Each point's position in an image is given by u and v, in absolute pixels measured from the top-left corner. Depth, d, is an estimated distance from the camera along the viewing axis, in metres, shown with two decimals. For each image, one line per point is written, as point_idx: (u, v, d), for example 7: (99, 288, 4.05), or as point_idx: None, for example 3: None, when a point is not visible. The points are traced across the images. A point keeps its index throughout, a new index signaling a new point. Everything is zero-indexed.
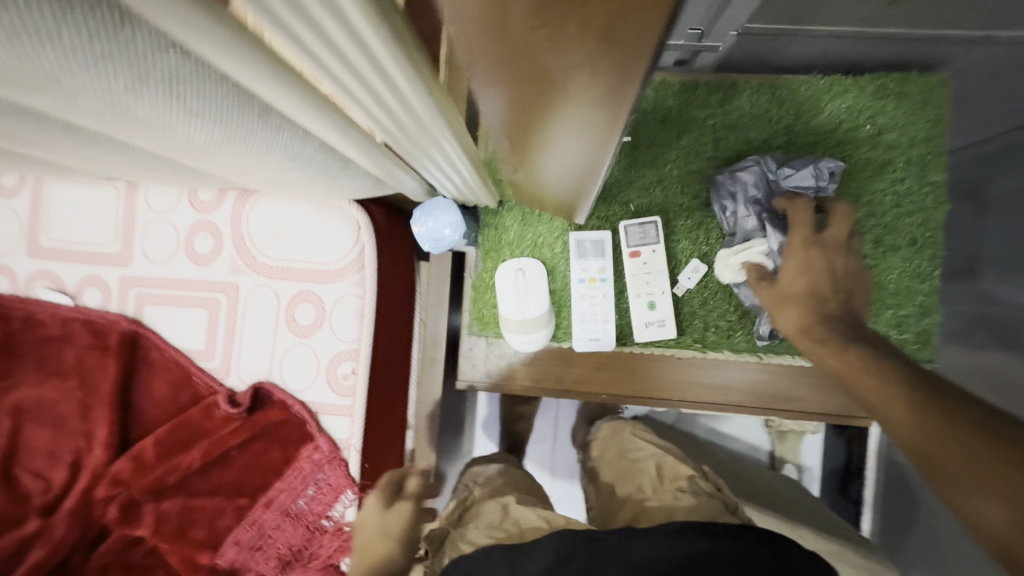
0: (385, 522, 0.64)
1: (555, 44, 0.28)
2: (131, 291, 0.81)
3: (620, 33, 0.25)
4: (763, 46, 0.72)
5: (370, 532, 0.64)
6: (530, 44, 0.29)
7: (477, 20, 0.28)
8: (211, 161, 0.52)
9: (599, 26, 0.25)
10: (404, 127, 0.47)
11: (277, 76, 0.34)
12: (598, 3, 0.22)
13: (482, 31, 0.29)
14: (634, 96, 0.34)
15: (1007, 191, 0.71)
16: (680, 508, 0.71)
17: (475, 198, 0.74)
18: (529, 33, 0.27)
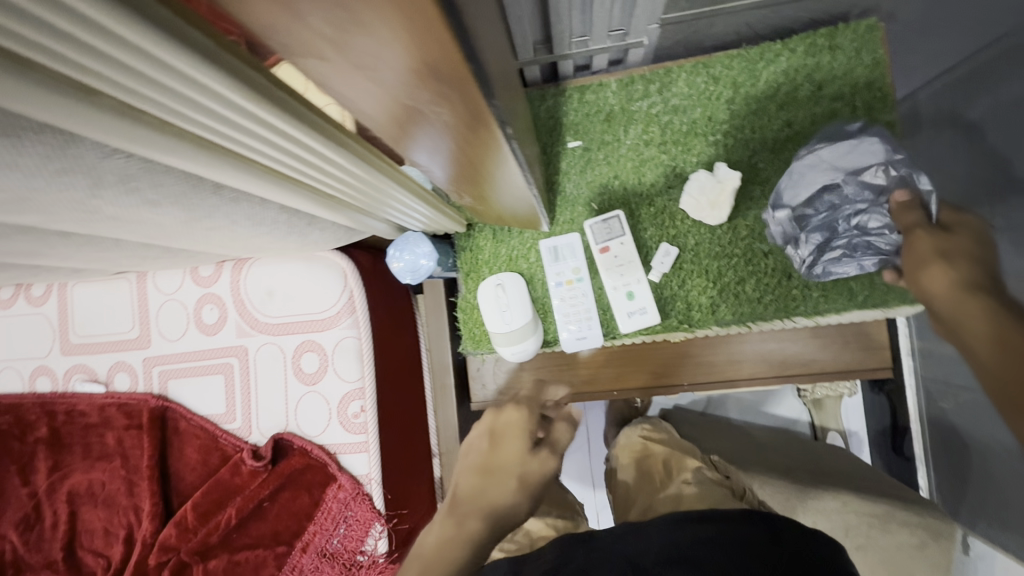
0: (528, 468, 0.48)
1: (404, 94, 0.31)
2: (154, 369, 0.88)
3: (439, 75, 0.28)
4: (688, 32, 0.76)
5: (503, 458, 0.49)
6: (388, 99, 0.32)
7: (337, 86, 0.31)
8: (191, 238, 0.58)
9: (419, 73, 0.28)
10: (338, 176, 0.51)
11: (214, 162, 0.40)
12: (401, 54, 0.25)
13: (346, 92, 0.32)
14: (498, 118, 0.36)
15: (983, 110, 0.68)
16: (687, 495, 0.71)
17: (442, 226, 0.78)
18: (382, 93, 0.31)
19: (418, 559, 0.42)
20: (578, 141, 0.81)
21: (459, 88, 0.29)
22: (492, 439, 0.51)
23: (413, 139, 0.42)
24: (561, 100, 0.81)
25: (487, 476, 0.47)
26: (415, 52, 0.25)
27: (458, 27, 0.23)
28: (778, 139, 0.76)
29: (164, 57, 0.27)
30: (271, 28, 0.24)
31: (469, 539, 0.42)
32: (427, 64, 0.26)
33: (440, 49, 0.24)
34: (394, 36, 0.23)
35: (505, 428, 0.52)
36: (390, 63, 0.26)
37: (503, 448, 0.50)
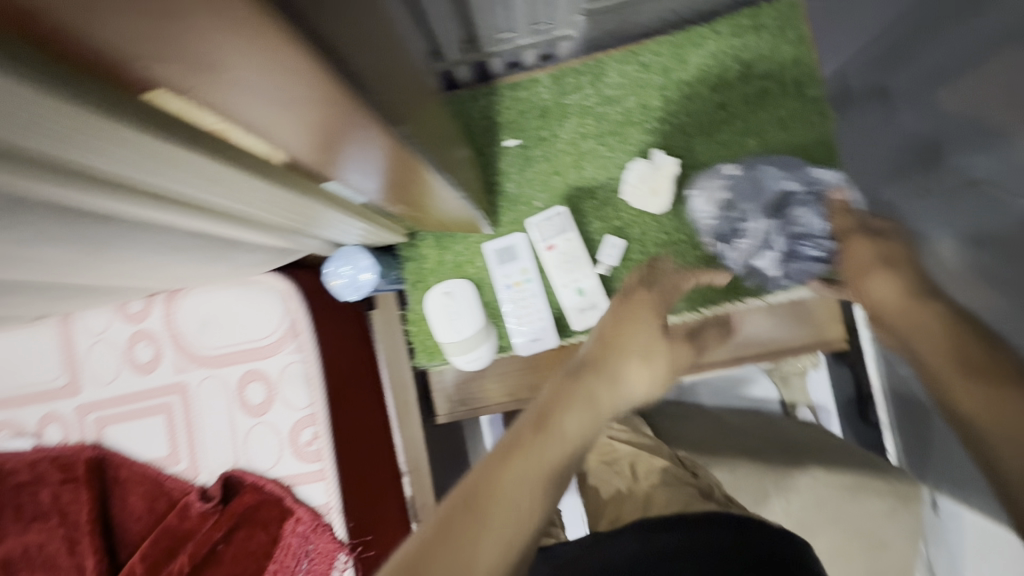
0: (653, 346, 0.60)
1: (311, 127, 0.28)
2: (88, 417, 0.82)
3: (347, 118, 0.26)
4: (616, 22, 0.74)
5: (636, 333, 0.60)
6: (294, 131, 0.30)
7: (241, 123, 0.29)
8: (97, 273, 0.54)
9: (327, 116, 0.26)
10: (256, 200, 0.48)
11: (95, 191, 0.36)
12: (304, 103, 0.23)
13: (250, 127, 0.29)
14: (404, 139, 0.34)
15: (908, 78, 0.59)
16: (654, 502, 0.72)
17: (383, 238, 0.75)
18: (290, 128, 0.28)
19: (511, 446, 0.41)
20: (515, 139, 0.79)
21: (360, 123, 0.27)
22: (631, 314, 0.63)
23: (325, 160, 0.39)
24: (494, 99, 0.80)
25: (585, 379, 0.51)
26: (320, 103, 0.23)
27: (349, 73, 0.21)
28: (712, 122, 0.76)
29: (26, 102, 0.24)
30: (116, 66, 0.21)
31: (567, 454, 0.42)
32: (335, 110, 0.24)
33: (334, 95, 0.22)
34: (279, 86, 0.21)
35: (629, 333, 0.60)
36: (291, 107, 0.24)
37: (626, 353, 0.57)
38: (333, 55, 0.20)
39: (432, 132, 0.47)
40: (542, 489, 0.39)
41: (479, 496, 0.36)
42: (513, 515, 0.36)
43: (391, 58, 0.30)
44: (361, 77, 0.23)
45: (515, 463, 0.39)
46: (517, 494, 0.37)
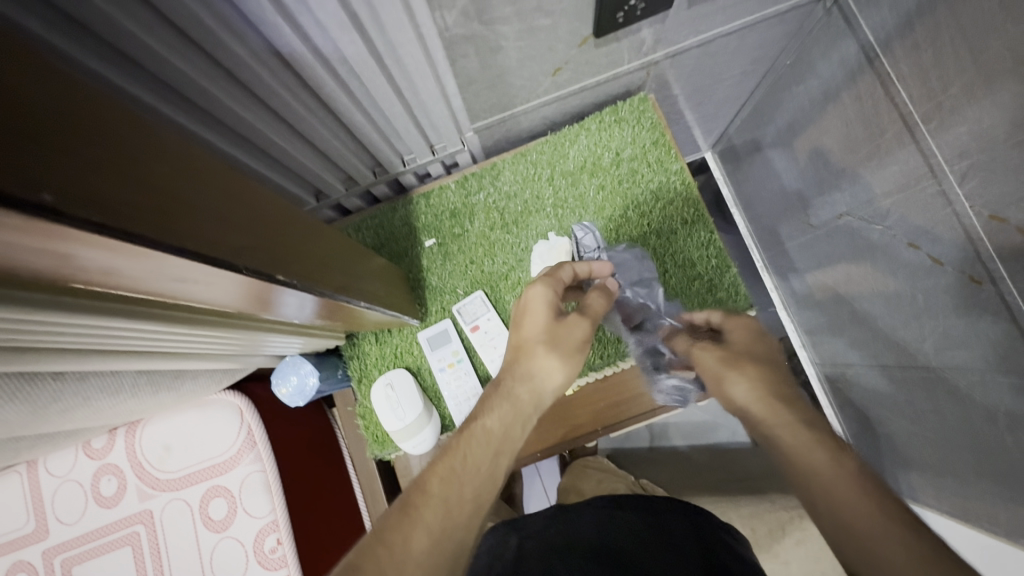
0: (557, 333, 0.63)
1: (179, 285, 0.38)
2: (56, 560, 0.82)
3: (188, 273, 0.36)
4: (501, 131, 0.89)
5: (535, 327, 0.64)
6: (172, 291, 0.39)
7: (134, 292, 0.39)
8: (52, 422, 0.60)
9: (172, 275, 0.36)
10: (188, 341, 0.57)
11: (42, 358, 0.44)
12: (138, 269, 0.33)
13: (144, 294, 0.40)
14: (280, 280, 0.44)
15: (783, 129, 1.03)
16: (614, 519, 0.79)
17: (323, 344, 0.83)
18: (164, 288, 0.38)
19: (419, 496, 0.46)
20: (433, 239, 0.90)
21: (208, 274, 0.37)
22: (523, 313, 0.66)
23: (234, 305, 0.49)
24: (411, 208, 0.91)
25: (485, 416, 0.55)
26: (149, 265, 0.33)
27: (167, 246, 0.31)
28: (597, 201, 0.89)
29: None
30: (30, 270, 0.30)
31: (470, 495, 0.47)
32: (166, 269, 0.34)
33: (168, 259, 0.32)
34: (112, 261, 0.31)
35: (522, 360, 0.61)
36: (138, 274, 0.34)
37: (530, 381, 0.59)
38: (142, 237, 0.29)
39: (330, 261, 0.57)
40: (448, 533, 0.43)
41: (385, 546, 0.41)
42: (423, 556, 0.41)
43: (246, 226, 0.40)
44: (183, 245, 0.32)
45: (421, 512, 0.45)
46: (424, 538, 0.42)
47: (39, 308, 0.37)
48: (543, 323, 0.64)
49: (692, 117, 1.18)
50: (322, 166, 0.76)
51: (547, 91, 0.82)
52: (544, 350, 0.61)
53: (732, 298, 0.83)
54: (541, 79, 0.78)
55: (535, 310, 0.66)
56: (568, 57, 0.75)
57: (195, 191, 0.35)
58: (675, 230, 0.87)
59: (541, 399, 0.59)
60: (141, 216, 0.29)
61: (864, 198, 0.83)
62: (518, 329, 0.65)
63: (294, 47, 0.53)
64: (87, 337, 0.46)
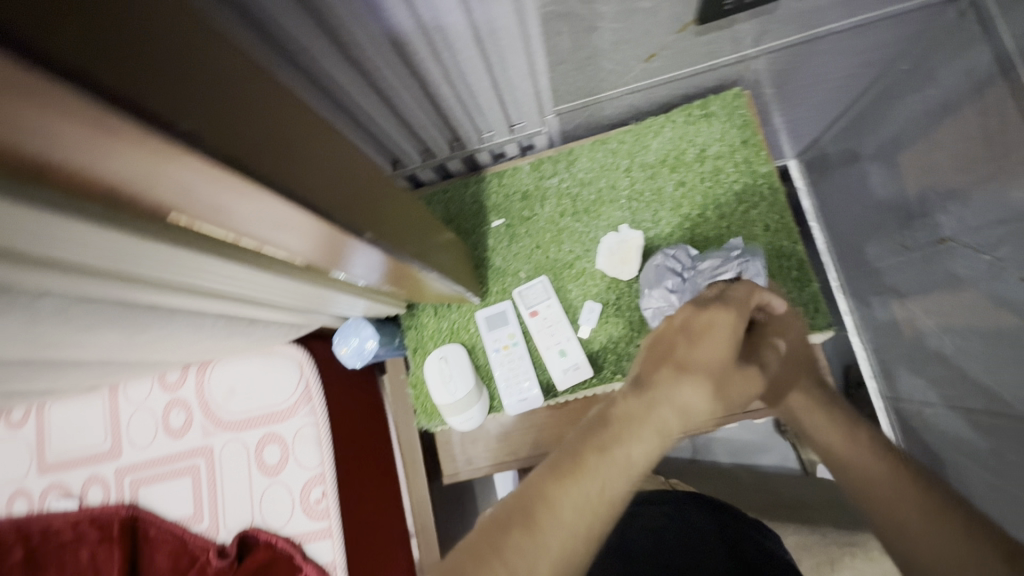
0: (727, 370, 0.55)
1: (273, 229, 0.39)
2: (126, 479, 0.91)
3: (286, 217, 0.36)
4: (582, 116, 0.87)
5: (704, 355, 0.55)
6: (266, 236, 0.40)
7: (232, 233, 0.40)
8: (137, 352, 0.64)
9: (273, 218, 0.36)
10: (267, 288, 0.59)
11: (139, 286, 0.47)
12: (245, 208, 0.34)
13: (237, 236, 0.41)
14: (366, 237, 0.44)
15: (883, 141, 0.96)
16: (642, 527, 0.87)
17: (385, 310, 0.85)
18: (261, 232, 0.39)
19: (544, 511, 0.42)
20: (501, 219, 0.90)
21: (305, 222, 0.37)
22: (697, 332, 0.57)
23: (315, 258, 0.50)
24: (483, 186, 0.91)
25: (628, 439, 0.47)
26: (256, 204, 0.33)
27: (277, 187, 0.31)
28: (674, 197, 0.85)
29: (89, 231, 0.35)
30: (146, 198, 0.31)
31: (597, 532, 0.43)
32: (270, 211, 0.35)
33: (276, 200, 0.32)
34: (224, 196, 0.31)
35: (687, 390, 0.52)
36: (243, 213, 0.35)
37: (683, 417, 0.51)
38: (256, 174, 0.29)
39: (409, 227, 0.57)
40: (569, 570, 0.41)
41: (507, 568, 0.39)
42: None
43: (340, 181, 0.41)
44: (290, 187, 0.33)
45: (547, 533, 0.41)
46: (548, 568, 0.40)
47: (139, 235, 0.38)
48: (716, 353, 0.55)
49: (783, 120, 1.11)
50: (403, 136, 0.76)
51: (636, 77, 0.79)
52: (702, 381, 0.53)
53: (811, 314, 0.77)
54: (633, 66, 0.75)
55: (713, 333, 0.57)
56: (665, 44, 0.72)
57: (299, 138, 0.35)
58: (755, 236, 0.82)
59: (686, 435, 0.52)
60: (258, 153, 0.30)
61: (974, 224, 0.76)
62: (690, 346, 0.56)
63: (396, 13, 0.53)
64: (177, 273, 0.48)
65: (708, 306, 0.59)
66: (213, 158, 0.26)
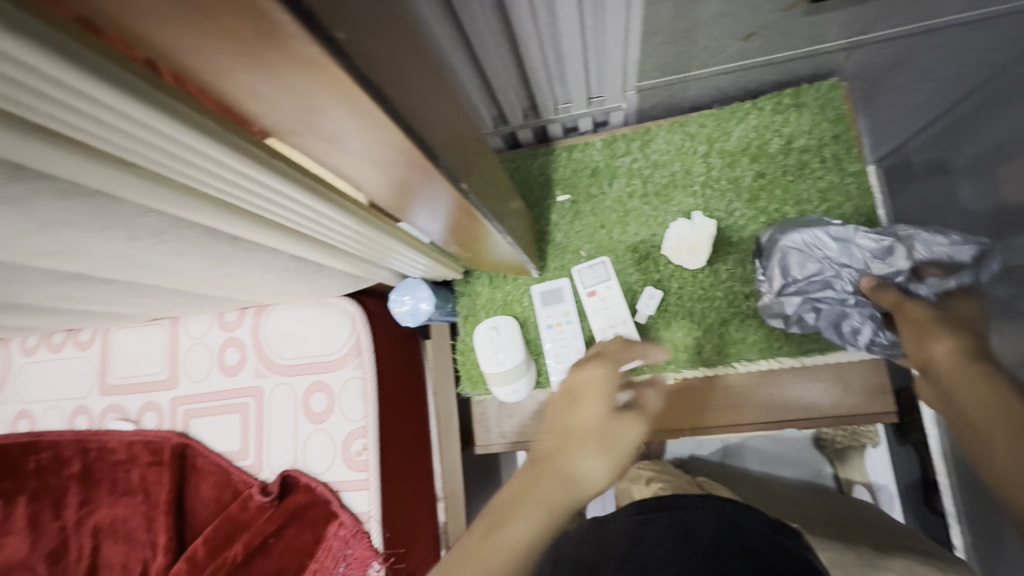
0: (609, 430, 0.47)
1: (380, 169, 0.38)
2: (179, 408, 0.95)
3: (398, 158, 0.35)
4: (665, 95, 0.83)
5: (587, 418, 0.48)
6: (370, 173, 0.40)
7: (338, 168, 0.40)
8: (210, 285, 0.66)
9: (387, 156, 0.35)
10: (345, 233, 0.59)
11: (231, 214, 0.48)
12: (362, 141, 0.33)
13: (342, 172, 0.40)
14: (463, 189, 0.43)
15: None
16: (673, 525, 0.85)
17: (442, 273, 0.85)
18: (367, 169, 0.39)
19: None
20: (567, 194, 0.88)
21: (415, 165, 0.36)
22: (571, 397, 0.51)
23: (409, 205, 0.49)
24: (551, 159, 0.89)
25: (575, 452, 0.45)
26: (376, 139, 0.32)
27: (401, 120, 0.30)
28: (751, 189, 0.81)
29: (206, 148, 0.36)
30: (272, 117, 0.31)
31: None
32: (386, 148, 0.34)
33: (395, 135, 0.31)
34: (350, 125, 0.31)
35: (571, 447, 0.45)
36: (358, 146, 0.34)
37: (573, 484, 0.43)
38: (391, 105, 0.29)
39: (492, 187, 0.57)
40: None
41: None
42: None
43: (445, 126, 0.40)
44: (413, 124, 0.32)
45: None
46: None
47: None
48: (599, 413, 0.48)
49: None
50: (482, 98, 0.75)
51: (730, 58, 0.75)
52: (595, 443, 0.46)
53: None
54: (728, 44, 0.72)
55: (587, 390, 0.51)
56: (768, 23, 0.68)
57: (421, 74, 0.34)
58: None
59: (579, 504, 0.43)
60: (394, 83, 0.29)
61: None
62: (567, 411, 0.49)
63: None
64: (267, 207, 0.48)
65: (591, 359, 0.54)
66: (361, 81, 0.25)
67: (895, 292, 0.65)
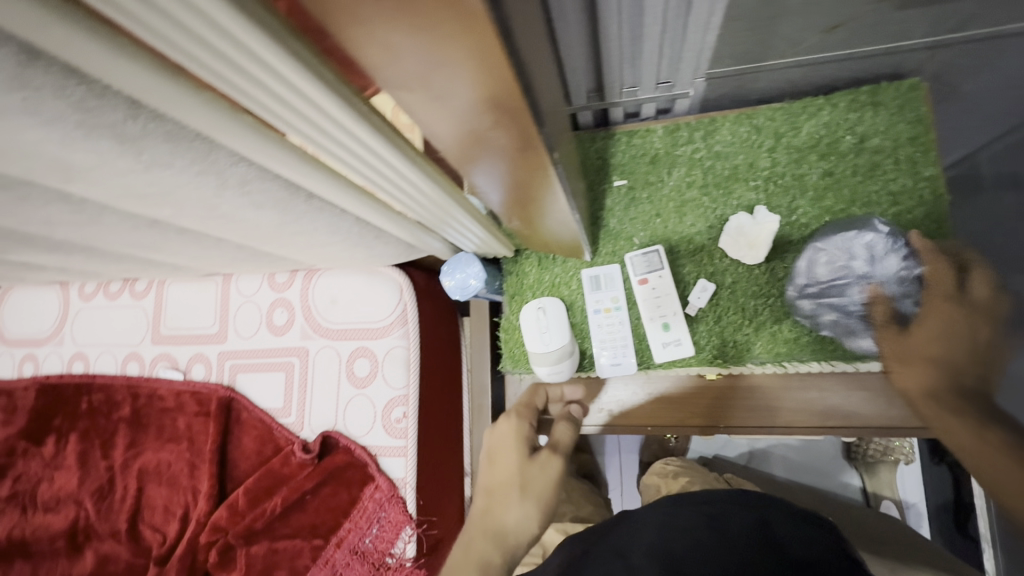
0: (526, 476, 0.57)
1: (477, 127, 0.38)
2: (227, 362, 0.98)
3: (503, 116, 0.35)
4: (735, 85, 0.81)
5: (502, 474, 0.58)
6: (464, 131, 0.39)
7: (432, 124, 0.39)
8: (275, 242, 0.68)
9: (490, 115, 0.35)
10: (414, 197, 0.59)
11: (313, 170, 0.48)
12: (471, 96, 0.33)
13: (436, 129, 0.40)
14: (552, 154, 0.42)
15: None
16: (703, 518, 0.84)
17: (494, 250, 0.85)
18: (463, 126, 0.38)
19: None
20: (624, 180, 0.87)
21: (517, 126, 0.36)
22: (491, 460, 0.61)
23: (488, 168, 0.49)
24: (610, 143, 0.88)
25: (501, 505, 0.53)
26: (486, 94, 0.32)
27: (521, 79, 0.30)
28: (817, 187, 0.79)
29: (310, 96, 0.36)
30: (388, 70, 0.31)
31: None
32: (494, 106, 0.33)
33: (511, 92, 0.31)
34: (465, 79, 0.30)
35: (495, 500, 0.54)
36: (464, 102, 0.34)
37: (502, 532, 0.51)
38: (517, 57, 0.28)
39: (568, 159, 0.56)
40: None
41: None
42: None
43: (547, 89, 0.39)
44: (529, 82, 0.31)
45: None
46: None
47: (345, 108, 0.38)
48: (512, 463, 0.58)
49: None
50: None
51: (809, 48, 0.72)
52: (516, 493, 0.55)
53: None
54: (811, 34, 0.70)
55: (503, 450, 0.62)
56: (856, 15, 0.67)
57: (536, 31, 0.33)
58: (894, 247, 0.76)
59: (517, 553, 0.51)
60: (523, 35, 0.28)
61: None
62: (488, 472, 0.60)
63: None
64: (347, 164, 0.48)
65: (496, 424, 0.67)
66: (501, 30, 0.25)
67: (887, 308, 0.65)
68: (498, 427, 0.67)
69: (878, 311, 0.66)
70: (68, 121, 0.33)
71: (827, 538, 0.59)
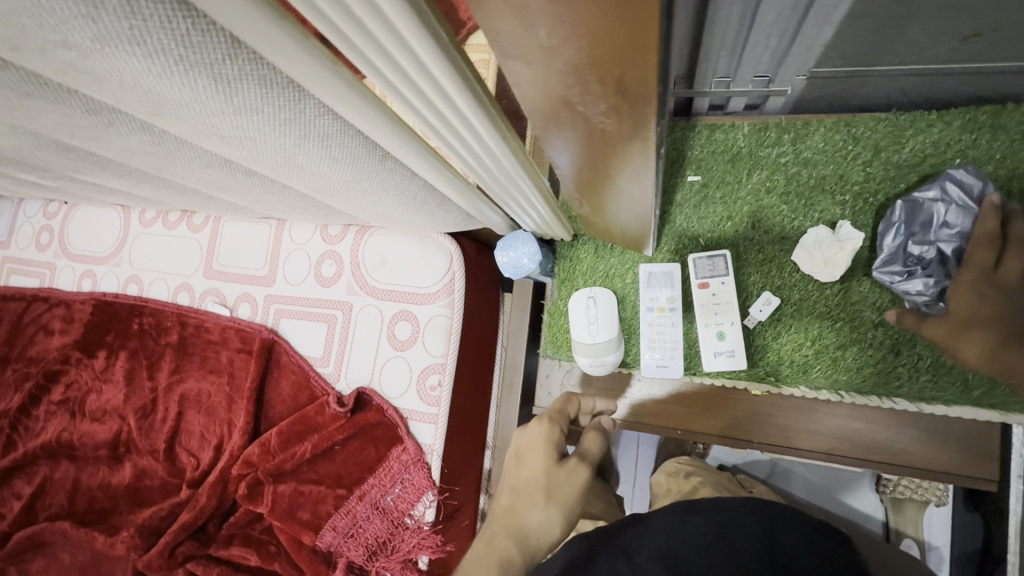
0: (553, 482, 0.55)
1: (583, 105, 0.35)
2: (272, 306, 1.00)
3: (620, 96, 0.32)
4: (836, 87, 0.72)
5: (530, 475, 0.56)
6: (567, 108, 0.36)
7: (533, 96, 0.36)
8: (341, 198, 0.67)
9: (605, 93, 0.32)
10: (488, 168, 0.57)
11: (395, 130, 0.46)
12: (590, 72, 0.30)
13: (536, 102, 0.37)
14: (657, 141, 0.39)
15: None
16: None
17: (552, 232, 0.82)
18: (569, 101, 0.35)
19: None
20: (698, 176, 0.83)
21: (634, 108, 0.33)
22: (519, 457, 0.59)
23: (578, 148, 0.46)
24: (690, 134, 0.83)
25: (525, 508, 0.53)
26: (610, 71, 0.29)
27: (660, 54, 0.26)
28: None
29: (414, 49, 0.34)
30: (511, 38, 0.28)
31: None
32: (614, 84, 0.30)
33: (641, 69, 0.27)
34: (594, 53, 0.27)
35: (518, 504, 0.54)
36: (580, 76, 0.31)
37: (524, 537, 0.52)
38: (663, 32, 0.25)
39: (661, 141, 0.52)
40: None
41: None
42: None
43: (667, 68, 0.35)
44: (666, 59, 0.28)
45: None
46: None
47: (446, 68, 0.36)
48: (539, 466, 0.57)
49: None
50: None
51: (934, 58, 0.62)
52: (542, 499, 0.54)
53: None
54: (941, 42, 0.59)
55: (536, 448, 0.59)
56: (1002, 25, 0.55)
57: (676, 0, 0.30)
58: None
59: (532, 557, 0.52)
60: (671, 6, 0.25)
61: None
62: (514, 469, 0.58)
63: None
64: (431, 126, 0.46)
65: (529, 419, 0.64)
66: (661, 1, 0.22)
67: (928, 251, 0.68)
68: (528, 426, 0.63)
69: (978, 247, 0.64)
70: (170, 56, 0.32)
71: (836, 549, 0.54)
